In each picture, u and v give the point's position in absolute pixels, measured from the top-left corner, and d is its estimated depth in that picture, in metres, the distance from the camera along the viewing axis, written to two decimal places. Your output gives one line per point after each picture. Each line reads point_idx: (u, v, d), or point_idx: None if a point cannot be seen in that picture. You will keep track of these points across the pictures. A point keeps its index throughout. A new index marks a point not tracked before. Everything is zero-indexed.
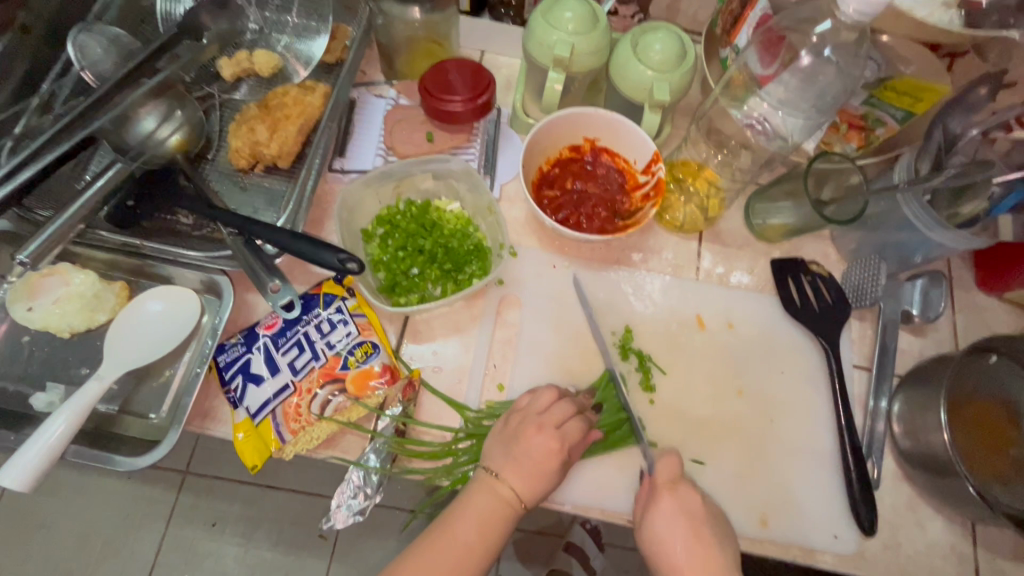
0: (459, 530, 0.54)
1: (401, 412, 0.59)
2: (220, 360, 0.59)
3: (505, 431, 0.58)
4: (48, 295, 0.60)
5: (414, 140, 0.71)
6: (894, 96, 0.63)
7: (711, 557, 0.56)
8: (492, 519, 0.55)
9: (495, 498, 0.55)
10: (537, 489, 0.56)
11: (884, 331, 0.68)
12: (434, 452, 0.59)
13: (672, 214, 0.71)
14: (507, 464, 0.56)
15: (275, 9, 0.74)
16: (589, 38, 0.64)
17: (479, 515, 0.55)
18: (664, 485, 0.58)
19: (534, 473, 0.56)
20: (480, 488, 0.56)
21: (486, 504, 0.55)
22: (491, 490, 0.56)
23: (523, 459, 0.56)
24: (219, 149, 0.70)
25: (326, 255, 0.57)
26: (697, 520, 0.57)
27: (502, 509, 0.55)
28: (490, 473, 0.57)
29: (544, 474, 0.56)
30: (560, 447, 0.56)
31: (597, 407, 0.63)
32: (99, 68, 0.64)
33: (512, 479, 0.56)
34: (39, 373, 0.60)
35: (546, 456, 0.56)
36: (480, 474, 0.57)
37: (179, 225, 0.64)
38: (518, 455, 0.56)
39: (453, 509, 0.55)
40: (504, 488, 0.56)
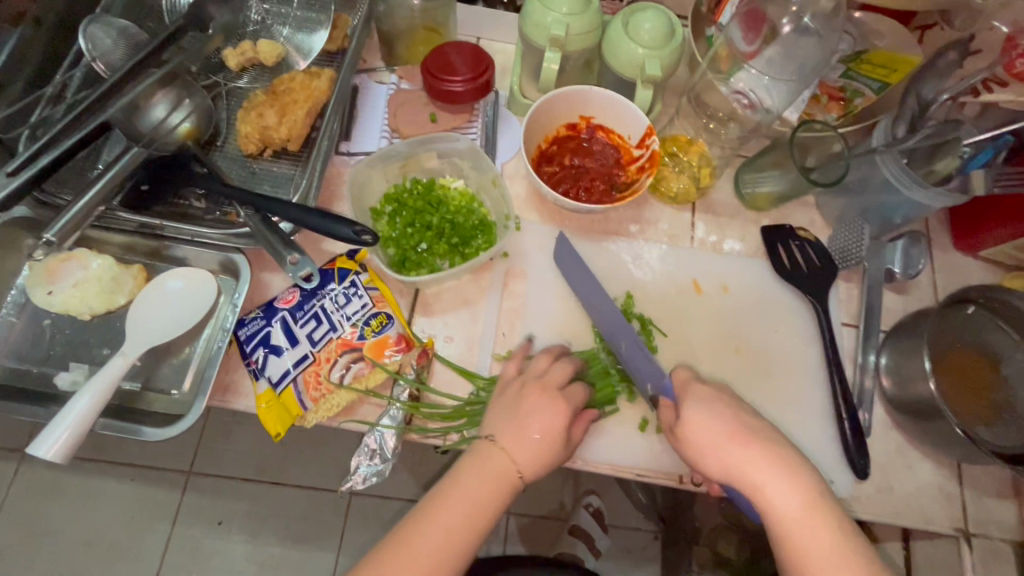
0: (450, 503, 0.53)
1: (416, 377, 0.62)
2: (240, 334, 0.61)
3: (503, 399, 0.59)
4: (66, 279, 0.62)
5: (417, 121, 0.74)
6: (871, 68, 0.68)
7: (756, 429, 0.55)
8: (485, 491, 0.53)
9: (491, 468, 0.54)
10: (539, 457, 0.55)
11: (869, 290, 0.72)
12: (448, 413, 0.62)
13: (666, 185, 0.74)
14: (506, 431, 0.55)
15: (277, 2, 0.76)
16: (582, 19, 0.67)
17: (473, 490, 0.53)
18: (689, 382, 0.60)
19: (545, 440, 0.55)
20: (479, 456, 0.55)
21: (481, 474, 0.54)
22: (488, 459, 0.55)
23: (524, 427, 0.55)
24: (227, 136, 0.71)
25: (342, 228, 0.60)
26: (732, 406, 0.57)
27: (499, 481, 0.54)
28: (489, 441, 0.56)
29: (551, 439, 0.56)
30: (564, 404, 0.57)
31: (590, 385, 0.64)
32: (110, 58, 0.66)
33: (513, 449, 0.55)
34: (61, 355, 0.62)
35: (554, 414, 0.56)
36: (478, 443, 0.56)
37: (191, 208, 0.66)
38: (522, 422, 0.56)
39: (447, 483, 0.54)
40: (504, 458, 0.54)
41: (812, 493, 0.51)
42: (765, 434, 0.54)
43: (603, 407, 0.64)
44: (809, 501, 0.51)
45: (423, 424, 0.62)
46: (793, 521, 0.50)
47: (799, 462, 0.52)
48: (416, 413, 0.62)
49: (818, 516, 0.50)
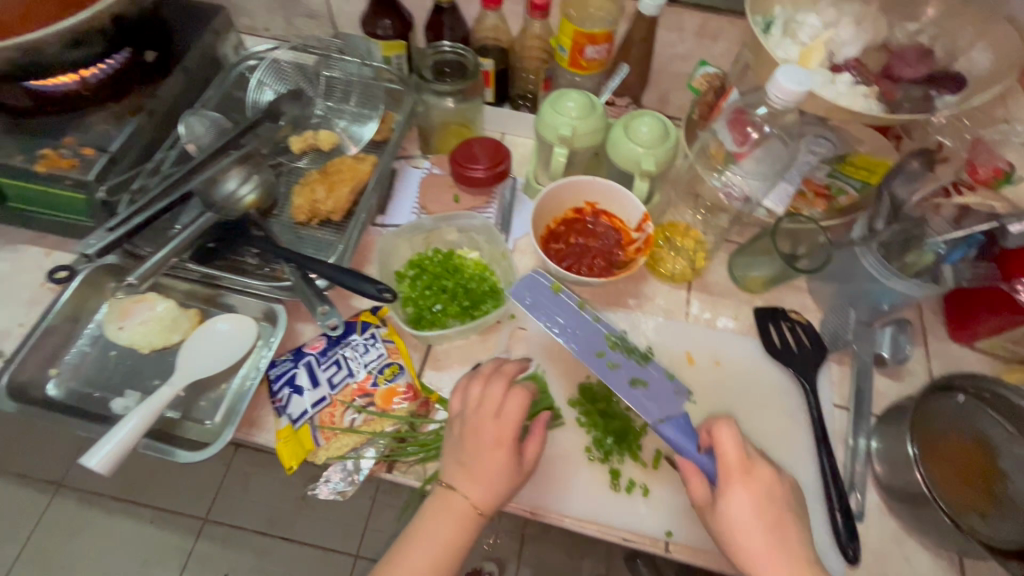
0: (419, 551, 0.56)
1: (407, 413, 0.68)
2: (271, 373, 0.69)
3: (454, 440, 0.60)
4: (136, 317, 0.73)
5: (442, 201, 0.85)
6: (853, 170, 0.76)
7: (785, 543, 0.54)
8: (445, 543, 0.56)
9: (453, 512, 0.57)
10: (492, 493, 0.57)
11: (859, 373, 0.74)
12: (425, 441, 0.66)
13: (663, 265, 0.82)
14: (459, 474, 0.58)
15: (338, 100, 0.94)
16: (587, 122, 0.78)
17: (438, 539, 0.56)
18: (737, 476, 0.56)
19: (490, 481, 0.57)
20: (441, 502, 0.57)
21: (444, 518, 0.57)
22: (446, 504, 0.57)
23: (472, 468, 0.58)
24: (283, 208, 0.84)
25: (366, 286, 0.69)
26: (773, 499, 0.55)
27: (463, 521, 0.57)
28: (445, 487, 0.58)
29: (493, 480, 0.57)
30: (502, 438, 0.58)
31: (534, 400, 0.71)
32: (200, 141, 0.83)
33: (467, 491, 0.57)
34: (119, 382, 0.71)
35: (493, 457, 0.58)
36: (438, 489, 0.59)
37: (245, 264, 0.78)
38: (468, 465, 0.58)
39: (410, 537, 0.57)
40: (461, 500, 0.57)
41: None
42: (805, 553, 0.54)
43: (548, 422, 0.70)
44: None
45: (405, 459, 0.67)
46: None
47: None
48: (400, 447, 0.66)
49: None
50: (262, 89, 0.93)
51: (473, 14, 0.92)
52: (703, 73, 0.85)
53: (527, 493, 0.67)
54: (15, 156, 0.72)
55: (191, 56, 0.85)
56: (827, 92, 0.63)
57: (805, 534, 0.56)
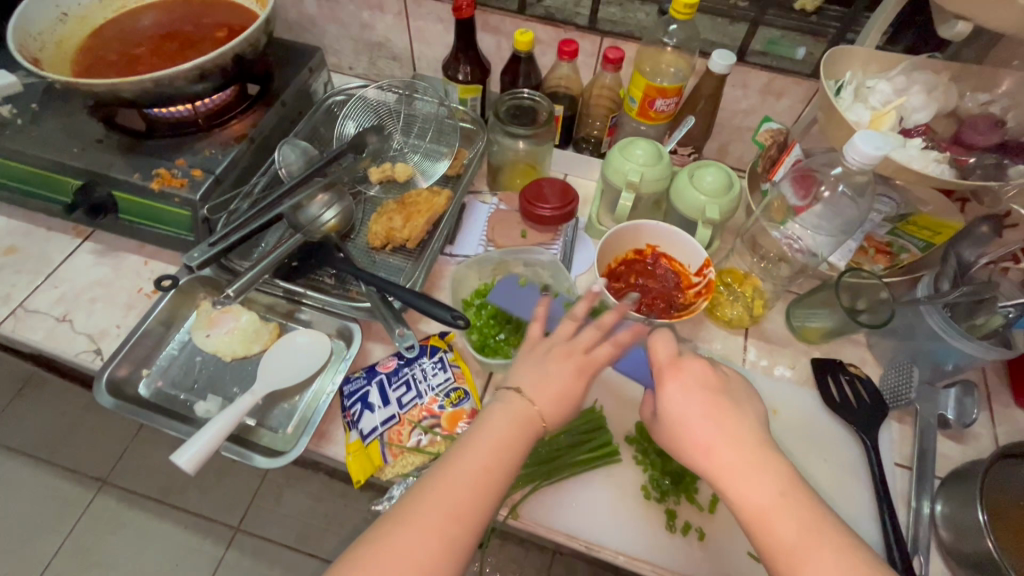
0: (473, 452, 0.53)
1: None
2: (345, 389, 0.73)
3: (533, 358, 0.61)
4: (222, 327, 0.79)
5: (510, 236, 0.89)
6: (916, 229, 0.77)
7: (738, 433, 0.53)
8: (502, 444, 0.54)
9: (513, 418, 0.55)
10: (561, 411, 0.57)
11: (922, 433, 0.74)
12: None
13: (721, 310, 0.84)
14: (529, 383, 0.58)
15: (414, 136, 1.01)
16: (655, 169, 0.82)
17: (495, 440, 0.54)
18: (665, 363, 0.58)
19: (560, 397, 0.57)
20: (513, 405, 0.56)
21: (504, 422, 0.55)
22: (513, 409, 0.56)
23: (547, 380, 0.58)
24: (359, 232, 0.91)
25: (442, 311, 0.72)
26: (716, 390, 0.56)
27: (526, 429, 0.55)
28: (512, 389, 0.58)
29: (566, 398, 0.57)
30: (584, 365, 0.59)
31: (594, 435, 0.72)
32: (291, 167, 0.90)
33: (538, 401, 0.56)
34: (203, 386, 0.76)
35: (567, 377, 0.58)
36: (503, 396, 0.58)
37: (323, 283, 0.83)
38: (543, 377, 0.58)
39: (469, 437, 0.55)
40: (531, 410, 0.56)
41: (778, 490, 0.51)
42: (758, 447, 0.53)
43: (607, 458, 0.71)
44: (782, 495, 0.50)
45: None
46: (768, 510, 0.50)
47: (791, 477, 0.52)
48: None
49: (792, 501, 0.50)
50: (345, 124, 1.01)
51: (546, 63, 0.99)
52: (768, 128, 0.87)
53: (583, 527, 0.67)
54: (133, 173, 0.80)
55: (289, 91, 0.94)
56: (900, 155, 0.65)
57: (749, 417, 0.55)
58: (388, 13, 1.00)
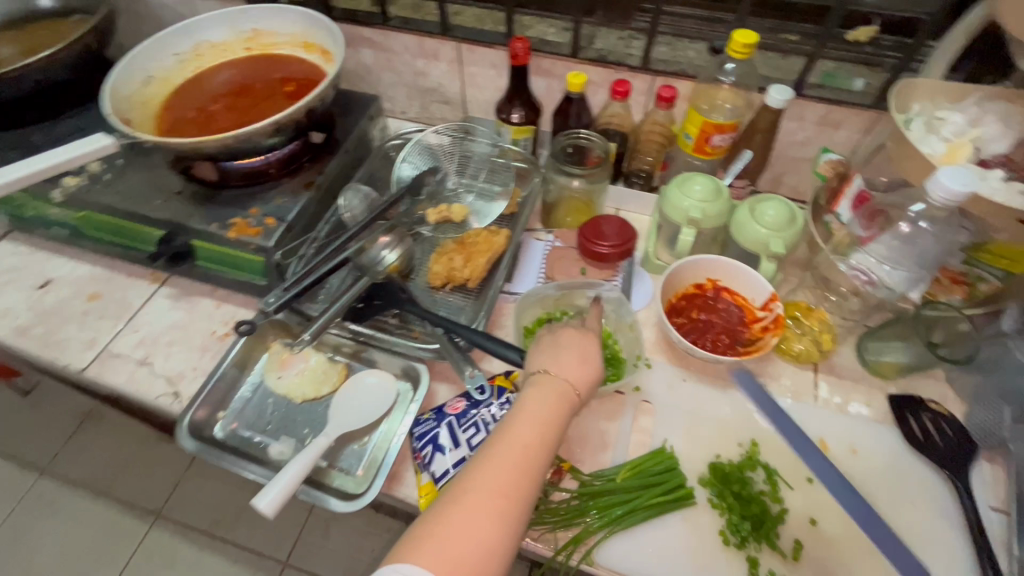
0: (521, 423, 0.58)
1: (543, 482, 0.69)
2: (416, 430, 0.74)
3: (544, 343, 0.68)
4: (293, 368, 0.81)
5: (569, 272, 0.91)
6: (994, 259, 0.74)
7: None
8: (547, 414, 0.59)
9: (551, 391, 0.61)
10: (585, 375, 0.64)
11: (1019, 475, 0.69)
12: (567, 510, 0.68)
13: (788, 344, 0.82)
14: (551, 361, 0.64)
15: (471, 175, 1.03)
16: (715, 205, 0.82)
17: (539, 411, 0.59)
18: None
19: (582, 366, 0.65)
20: (546, 383, 0.62)
21: (543, 395, 0.60)
22: (548, 384, 0.62)
23: (564, 356, 0.65)
24: (419, 272, 0.92)
25: (511, 352, 0.73)
26: None
27: (562, 397, 0.61)
28: (545, 372, 0.63)
29: (585, 366, 0.65)
30: (586, 334, 0.68)
31: (668, 475, 0.70)
32: (355, 213, 0.93)
33: (564, 373, 0.63)
34: (275, 428, 0.78)
35: (580, 350, 0.66)
36: (534, 377, 0.63)
37: (387, 323, 0.85)
38: (559, 355, 0.65)
39: (514, 414, 0.59)
40: (560, 381, 0.62)
41: None
42: None
43: (684, 504, 0.69)
44: None
45: (537, 528, 0.68)
46: None
47: None
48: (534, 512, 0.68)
49: None
50: (403, 166, 1.02)
51: (597, 102, 1.01)
52: (827, 159, 0.87)
53: (658, 573, 0.65)
54: (211, 224, 0.84)
55: (350, 138, 0.98)
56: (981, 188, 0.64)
57: None
58: (442, 61, 1.04)
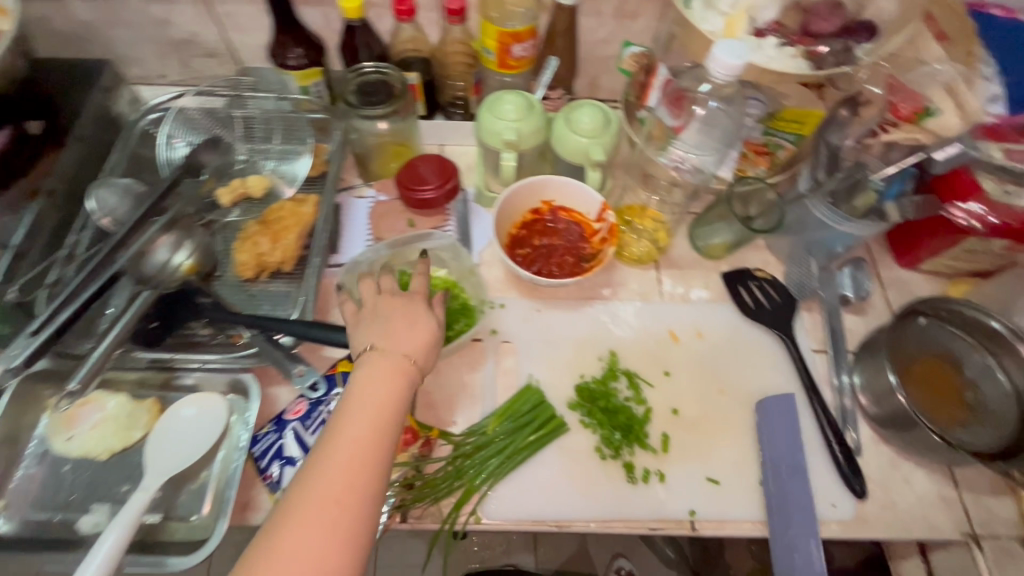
0: (354, 416, 0.48)
1: (411, 460, 0.65)
2: (256, 450, 0.65)
3: (368, 316, 0.58)
4: (84, 423, 0.66)
5: (396, 228, 0.82)
6: (785, 124, 0.79)
7: None
8: (384, 397, 0.50)
9: (386, 370, 0.52)
10: (423, 344, 0.55)
11: (829, 316, 0.78)
12: (446, 478, 0.64)
13: (629, 250, 0.82)
14: (385, 337, 0.54)
15: (260, 140, 0.87)
16: (528, 123, 0.77)
17: (375, 398, 0.50)
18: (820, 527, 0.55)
19: (422, 334, 0.56)
20: (375, 368, 0.52)
21: (375, 377, 0.51)
22: (382, 364, 0.52)
23: (396, 328, 0.55)
24: (224, 266, 0.78)
25: (340, 334, 0.64)
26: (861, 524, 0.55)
27: (402, 373, 0.52)
28: (373, 352, 0.53)
29: (424, 332, 0.56)
30: (421, 293, 0.59)
31: (534, 409, 0.69)
32: (115, 214, 0.74)
33: (399, 346, 0.54)
34: (82, 497, 0.64)
35: (411, 316, 0.57)
36: (365, 356, 0.53)
37: (197, 337, 0.72)
38: (392, 327, 0.55)
39: (343, 408, 0.49)
40: (395, 355, 0.53)
41: None
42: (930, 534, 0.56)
43: (557, 434, 0.69)
44: None
45: (417, 507, 0.64)
46: None
47: None
48: (408, 492, 0.63)
49: None
50: (173, 145, 0.85)
51: (386, 28, 0.88)
52: (630, 54, 0.86)
53: (545, 508, 0.65)
54: None
55: (83, 121, 0.79)
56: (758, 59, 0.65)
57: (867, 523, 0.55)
58: (182, 3, 0.83)
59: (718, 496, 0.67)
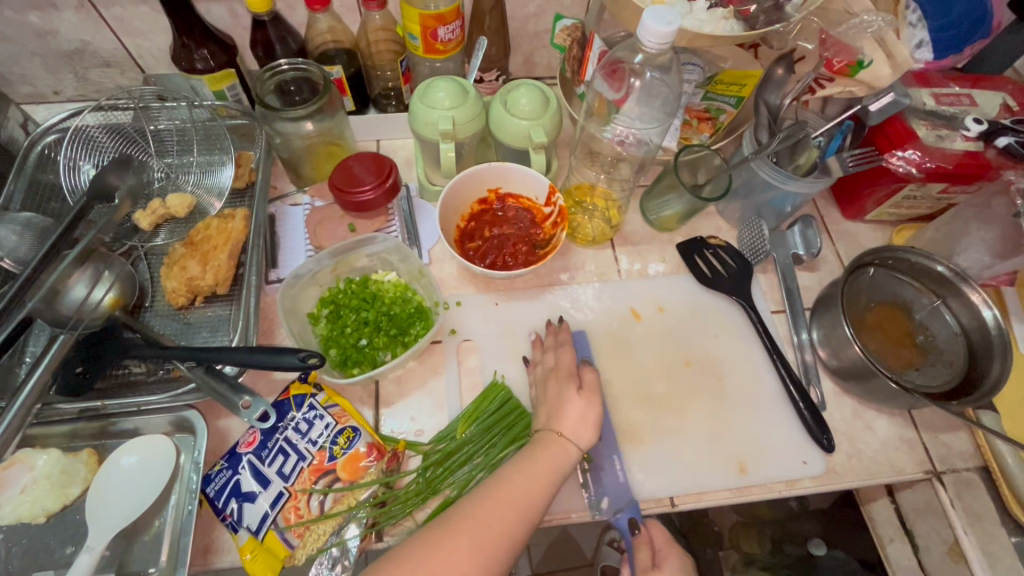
0: (514, 487, 0.54)
1: (380, 478, 0.61)
2: (209, 491, 0.60)
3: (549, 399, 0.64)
4: (13, 486, 0.60)
5: (338, 234, 0.78)
6: (723, 88, 0.77)
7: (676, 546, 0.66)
8: (546, 482, 0.55)
9: (552, 453, 0.58)
10: (584, 433, 0.60)
11: (784, 276, 0.79)
12: (418, 492, 0.62)
13: (583, 231, 0.80)
14: (563, 419, 0.60)
15: (176, 154, 0.81)
16: (464, 109, 0.73)
17: (534, 478, 0.55)
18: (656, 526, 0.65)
19: (584, 424, 0.60)
20: (549, 445, 0.58)
21: (541, 460, 0.57)
22: (550, 446, 0.58)
23: (575, 410, 0.61)
24: (154, 294, 0.73)
25: (287, 358, 0.60)
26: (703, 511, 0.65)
27: (560, 459, 0.58)
28: (555, 433, 0.59)
29: (589, 422, 0.61)
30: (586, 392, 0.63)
31: (504, 406, 0.67)
32: (18, 253, 0.66)
33: (568, 428, 0.60)
34: (21, 567, 0.58)
35: (585, 404, 0.62)
36: (547, 433, 0.60)
37: (133, 376, 0.67)
38: (559, 409, 0.62)
39: (513, 470, 0.56)
40: (563, 438, 0.59)
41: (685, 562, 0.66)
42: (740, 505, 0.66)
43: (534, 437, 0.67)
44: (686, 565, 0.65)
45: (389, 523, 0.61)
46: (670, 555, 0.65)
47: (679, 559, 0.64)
48: (381, 512, 0.60)
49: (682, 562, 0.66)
50: (77, 167, 0.77)
51: (301, 19, 0.82)
52: (562, 27, 0.81)
53: None
54: None
55: None
56: (691, 23, 0.63)
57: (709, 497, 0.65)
58: (63, 8, 0.74)
59: (690, 467, 0.67)
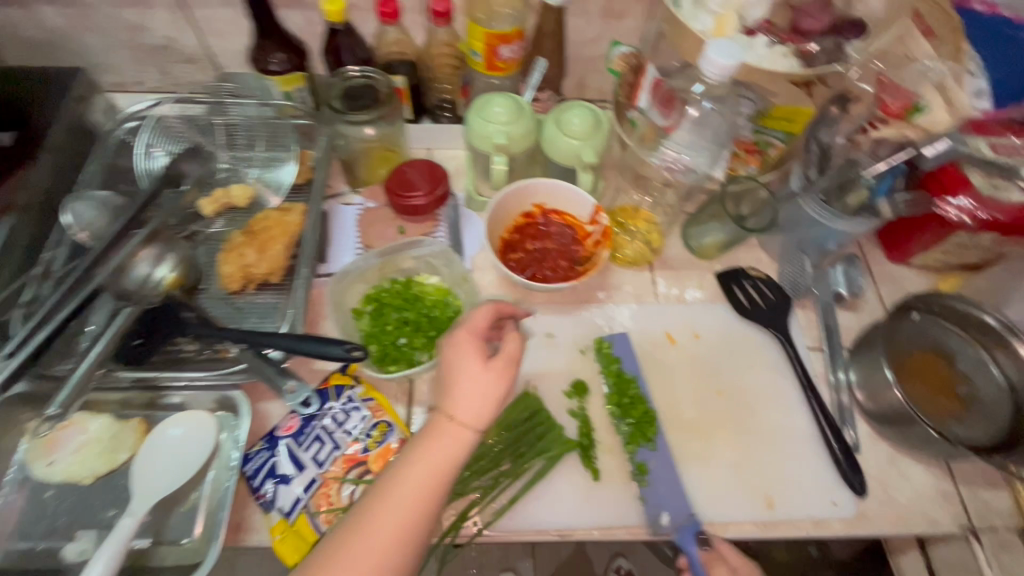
0: (411, 479, 0.47)
1: None
2: (247, 470, 0.63)
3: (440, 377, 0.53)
4: (66, 446, 0.63)
5: (387, 236, 0.81)
6: (774, 122, 0.74)
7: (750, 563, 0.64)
8: (446, 461, 0.48)
9: (442, 437, 0.49)
10: (481, 411, 0.50)
11: (824, 313, 0.78)
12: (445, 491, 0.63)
13: (622, 252, 0.82)
14: (458, 397, 0.50)
15: (242, 148, 0.85)
16: (519, 124, 0.75)
17: (433, 461, 0.48)
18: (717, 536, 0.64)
19: (481, 400, 0.50)
20: (441, 432, 0.49)
21: (439, 441, 0.49)
22: (443, 431, 0.49)
23: (466, 388, 0.50)
24: (210, 279, 0.75)
25: (334, 348, 0.63)
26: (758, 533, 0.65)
27: (458, 444, 0.49)
28: (443, 414, 0.50)
29: (489, 394, 0.50)
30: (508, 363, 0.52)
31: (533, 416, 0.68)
32: (93, 227, 0.72)
33: (459, 408, 0.50)
34: (67, 524, 0.61)
35: (475, 383, 0.50)
36: (433, 416, 0.50)
37: (184, 353, 0.69)
38: (459, 386, 0.50)
39: (405, 457, 0.49)
40: (453, 423, 0.49)
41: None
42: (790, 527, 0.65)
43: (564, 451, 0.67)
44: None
45: None
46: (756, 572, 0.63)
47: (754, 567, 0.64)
48: None
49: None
50: (152, 154, 0.82)
51: (370, 31, 0.86)
52: (618, 53, 0.84)
53: (548, 517, 0.64)
54: None
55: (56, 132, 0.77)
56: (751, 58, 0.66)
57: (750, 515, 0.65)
58: (158, 8, 0.80)
59: (718, 493, 0.67)
